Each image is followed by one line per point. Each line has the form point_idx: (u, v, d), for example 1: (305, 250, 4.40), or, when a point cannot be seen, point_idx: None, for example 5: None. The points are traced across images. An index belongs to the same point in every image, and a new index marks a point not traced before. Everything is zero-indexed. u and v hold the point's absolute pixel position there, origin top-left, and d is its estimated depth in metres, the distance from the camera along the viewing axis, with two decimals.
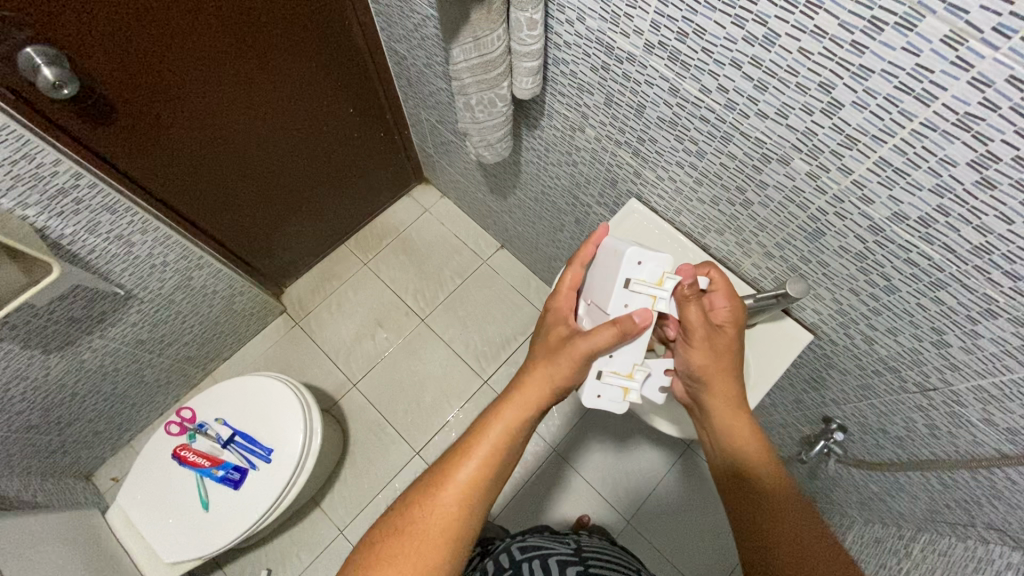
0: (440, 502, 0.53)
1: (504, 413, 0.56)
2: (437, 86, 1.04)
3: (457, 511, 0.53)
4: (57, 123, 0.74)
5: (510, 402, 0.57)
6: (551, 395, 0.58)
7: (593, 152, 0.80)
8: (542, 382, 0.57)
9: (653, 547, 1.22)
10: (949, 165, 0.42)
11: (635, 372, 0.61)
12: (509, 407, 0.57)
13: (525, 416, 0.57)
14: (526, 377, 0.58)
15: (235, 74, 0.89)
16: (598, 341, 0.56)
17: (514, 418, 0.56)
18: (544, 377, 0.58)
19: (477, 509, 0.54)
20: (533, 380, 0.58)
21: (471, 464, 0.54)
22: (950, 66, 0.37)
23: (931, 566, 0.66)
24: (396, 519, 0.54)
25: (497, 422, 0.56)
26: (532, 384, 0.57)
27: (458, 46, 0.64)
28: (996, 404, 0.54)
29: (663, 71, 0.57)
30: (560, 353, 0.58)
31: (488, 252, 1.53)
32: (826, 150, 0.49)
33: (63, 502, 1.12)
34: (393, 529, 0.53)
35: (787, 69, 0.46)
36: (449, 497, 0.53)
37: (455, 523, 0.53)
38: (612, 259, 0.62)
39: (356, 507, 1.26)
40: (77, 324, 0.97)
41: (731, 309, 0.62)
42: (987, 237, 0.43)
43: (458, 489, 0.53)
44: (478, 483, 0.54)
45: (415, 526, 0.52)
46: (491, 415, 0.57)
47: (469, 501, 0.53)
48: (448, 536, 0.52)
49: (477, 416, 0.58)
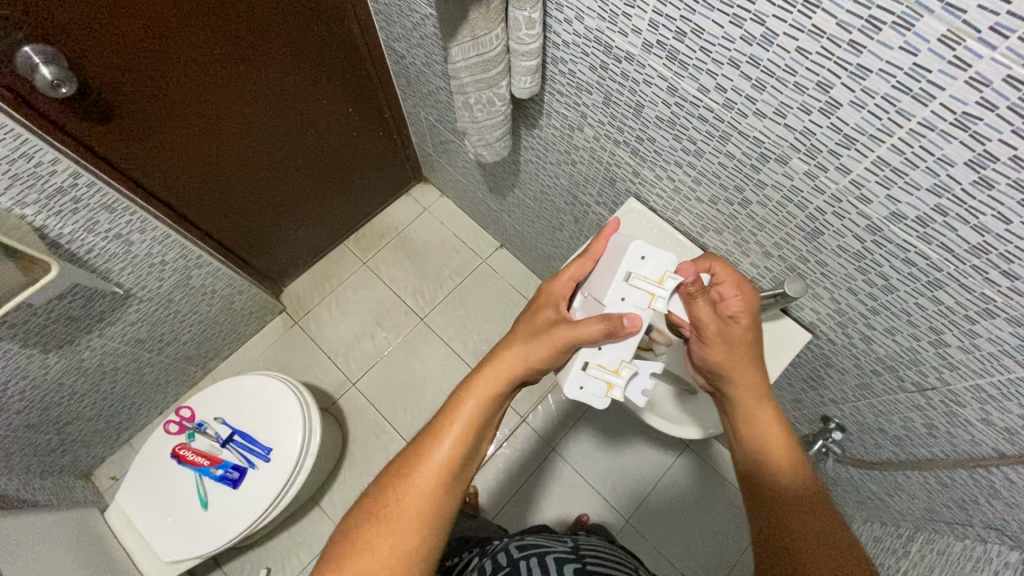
0: (415, 484, 0.53)
1: (476, 391, 0.56)
2: (436, 85, 1.04)
3: (432, 492, 0.53)
4: (55, 121, 0.74)
5: (482, 381, 0.57)
6: (525, 371, 0.57)
7: (591, 152, 0.80)
8: (516, 361, 0.57)
9: (652, 546, 1.22)
10: (947, 165, 0.42)
11: (622, 368, 0.61)
12: (479, 387, 0.56)
13: (498, 393, 0.57)
14: (499, 357, 0.58)
15: (234, 73, 0.89)
16: (583, 330, 0.56)
17: (487, 396, 0.56)
18: (518, 355, 0.57)
19: (452, 488, 0.54)
20: (505, 360, 0.57)
21: (445, 444, 0.54)
22: (947, 66, 0.37)
23: (929, 565, 0.66)
24: (370, 503, 0.54)
25: (469, 402, 0.56)
26: (504, 363, 0.57)
27: (456, 45, 0.64)
28: (994, 403, 0.54)
29: (662, 70, 0.57)
30: (540, 335, 0.58)
31: (488, 251, 1.53)
32: (824, 150, 0.49)
33: (63, 501, 1.12)
34: (369, 514, 0.53)
35: (784, 69, 0.46)
36: (424, 477, 0.53)
37: (431, 504, 0.53)
38: (616, 254, 0.61)
39: (355, 506, 1.27)
40: (76, 323, 0.97)
41: (740, 300, 0.61)
42: (984, 236, 0.43)
43: (432, 470, 0.54)
44: (451, 463, 0.54)
45: (390, 510, 0.52)
46: (463, 394, 0.57)
47: (443, 480, 0.54)
48: (423, 517, 0.52)
49: (451, 397, 0.57)
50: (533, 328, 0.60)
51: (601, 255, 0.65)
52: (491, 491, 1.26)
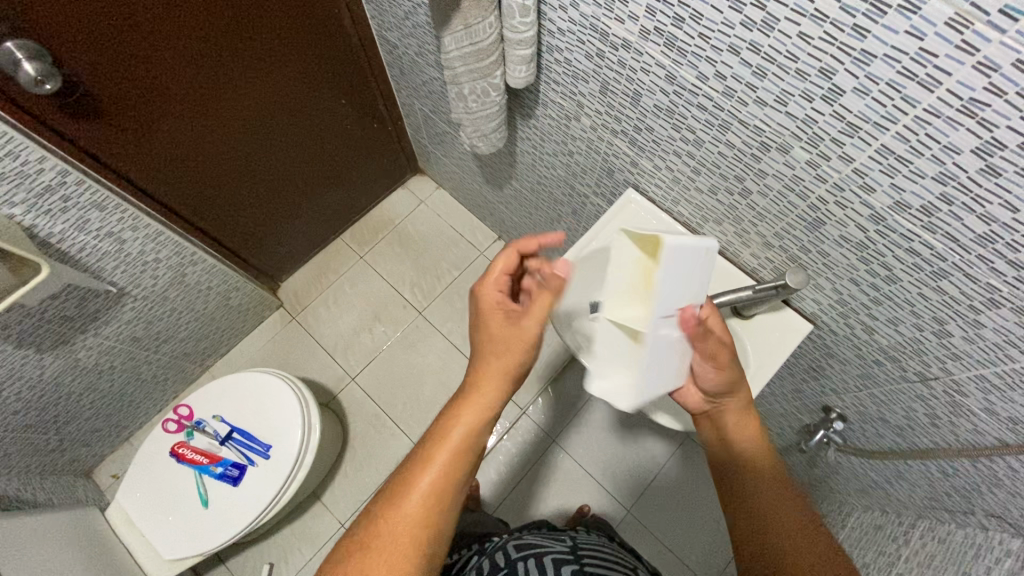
0: (405, 510, 0.52)
1: (462, 414, 0.57)
2: (430, 76, 1.02)
3: (423, 517, 0.53)
4: (39, 117, 0.72)
5: (467, 402, 0.57)
6: (505, 383, 0.59)
7: (589, 142, 0.78)
8: (494, 375, 0.58)
9: (652, 536, 1.22)
10: (952, 152, 0.41)
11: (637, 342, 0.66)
12: (466, 408, 0.57)
13: (484, 415, 0.57)
14: (478, 373, 0.59)
15: (224, 66, 0.88)
16: (538, 310, 0.59)
17: (472, 417, 0.57)
18: (497, 369, 0.58)
19: (442, 514, 0.54)
20: (485, 379, 0.58)
21: (432, 469, 0.54)
22: (954, 51, 0.36)
23: (930, 554, 0.65)
24: (359, 533, 0.52)
25: (455, 425, 0.56)
26: (484, 381, 0.58)
27: (449, 34, 0.63)
28: (998, 393, 0.54)
29: (659, 57, 0.56)
30: (512, 340, 0.59)
31: (486, 243, 1.52)
32: (826, 138, 0.48)
33: (63, 501, 1.12)
34: (359, 543, 0.52)
35: (786, 55, 0.45)
36: (413, 504, 0.53)
37: (422, 529, 0.52)
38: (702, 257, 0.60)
39: (357, 500, 1.27)
40: (70, 323, 0.96)
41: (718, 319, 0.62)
42: (991, 225, 0.42)
43: (421, 495, 0.53)
44: (441, 487, 0.54)
45: (381, 538, 0.51)
46: (450, 417, 0.57)
47: (434, 506, 0.53)
48: (416, 542, 0.52)
49: (435, 421, 0.58)
50: (490, 332, 0.60)
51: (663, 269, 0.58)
52: (493, 484, 1.27)
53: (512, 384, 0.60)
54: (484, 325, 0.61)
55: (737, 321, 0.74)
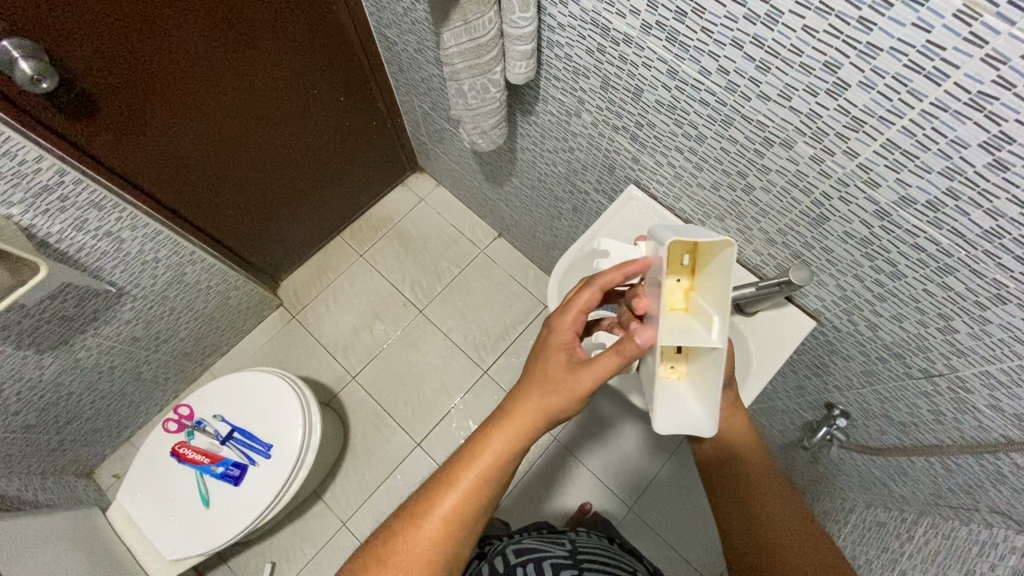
0: (423, 531, 0.53)
1: (490, 443, 0.55)
2: (429, 72, 1.01)
3: (441, 541, 0.53)
4: (35, 116, 0.72)
5: (497, 432, 0.56)
6: (543, 421, 0.56)
7: (590, 139, 0.78)
8: (533, 412, 0.55)
9: (653, 533, 1.22)
10: (959, 147, 0.40)
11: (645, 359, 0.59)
12: (495, 437, 0.55)
13: (514, 446, 0.55)
14: (514, 408, 0.56)
15: (221, 63, 0.87)
16: (601, 366, 0.52)
17: (502, 449, 0.55)
18: (535, 408, 0.56)
19: (459, 538, 0.54)
20: (522, 413, 0.56)
21: (453, 493, 0.54)
22: (962, 43, 0.35)
23: (935, 550, 0.65)
24: (378, 547, 0.54)
25: (480, 452, 0.55)
26: (521, 415, 0.56)
27: (448, 31, 0.62)
28: (1003, 389, 0.53)
29: (661, 52, 0.55)
30: (561, 386, 0.54)
31: (486, 241, 1.51)
32: (831, 133, 0.48)
33: (64, 501, 1.12)
34: (377, 559, 0.53)
35: (790, 49, 0.44)
36: (432, 528, 0.53)
37: (438, 553, 0.53)
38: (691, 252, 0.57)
39: (358, 499, 1.27)
40: (69, 323, 0.96)
41: None
42: (997, 221, 0.42)
43: (439, 518, 0.53)
44: (460, 512, 0.54)
45: (398, 557, 0.52)
46: (476, 444, 0.56)
47: (451, 530, 0.54)
48: (431, 566, 0.52)
49: (464, 445, 0.57)
50: (548, 369, 0.56)
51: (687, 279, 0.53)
52: None
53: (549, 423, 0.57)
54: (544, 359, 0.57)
55: (740, 317, 0.73)
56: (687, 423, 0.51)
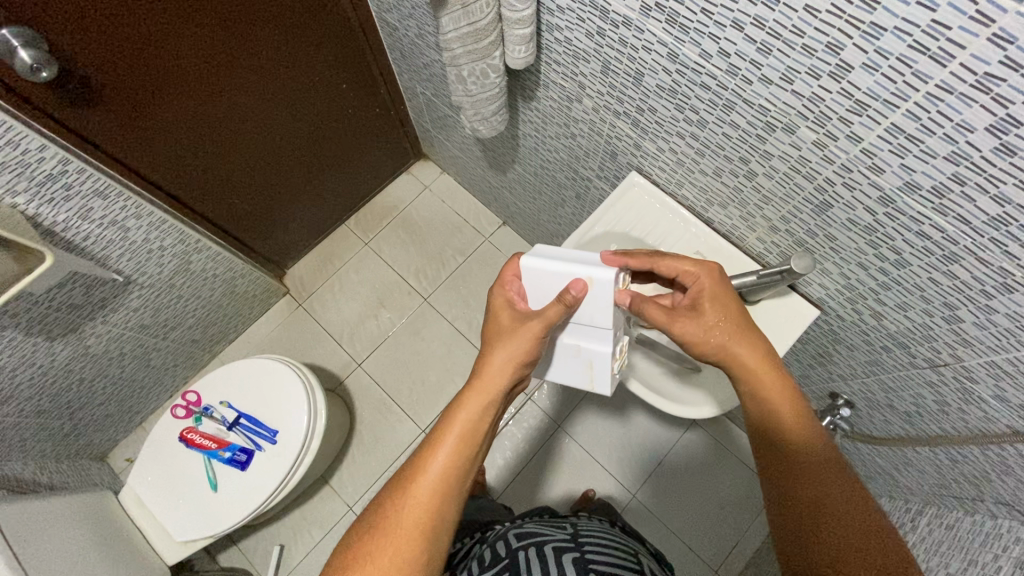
0: (414, 495, 0.53)
1: (468, 401, 0.57)
2: (430, 58, 1.00)
3: (430, 503, 0.53)
4: (40, 106, 0.73)
5: (473, 390, 0.58)
6: (513, 375, 0.59)
7: (591, 125, 0.76)
8: (504, 364, 0.58)
9: (660, 522, 1.22)
10: (966, 131, 0.39)
11: (583, 354, 0.66)
12: (473, 394, 0.57)
13: (488, 403, 0.57)
14: (485, 366, 0.58)
15: (222, 52, 0.87)
16: (544, 314, 0.58)
17: (478, 409, 0.57)
18: (502, 360, 0.58)
19: (449, 500, 0.54)
20: (495, 369, 0.58)
21: (440, 454, 0.55)
22: (969, 22, 0.34)
23: (937, 541, 0.65)
24: (371, 516, 0.54)
25: (461, 411, 0.57)
26: (492, 371, 0.58)
27: (446, 15, 0.61)
28: (1010, 380, 0.52)
29: (661, 35, 0.54)
30: (514, 331, 0.59)
31: (491, 229, 1.51)
32: (834, 117, 0.46)
33: (80, 484, 1.15)
34: (370, 526, 0.53)
35: (792, 30, 0.43)
36: (420, 490, 0.53)
37: (430, 514, 0.53)
38: (586, 285, 0.59)
39: (364, 484, 1.28)
40: (78, 311, 0.97)
41: (707, 285, 0.59)
42: (1005, 208, 0.41)
43: (429, 481, 0.54)
44: (449, 474, 0.54)
45: (389, 522, 0.53)
46: (455, 407, 0.57)
47: (440, 492, 0.54)
48: (423, 528, 0.52)
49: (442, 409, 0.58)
50: (500, 328, 0.60)
51: (587, 300, 0.60)
52: (499, 468, 1.28)
53: (518, 375, 0.60)
54: (493, 317, 0.62)
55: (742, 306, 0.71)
56: (561, 379, 0.70)
